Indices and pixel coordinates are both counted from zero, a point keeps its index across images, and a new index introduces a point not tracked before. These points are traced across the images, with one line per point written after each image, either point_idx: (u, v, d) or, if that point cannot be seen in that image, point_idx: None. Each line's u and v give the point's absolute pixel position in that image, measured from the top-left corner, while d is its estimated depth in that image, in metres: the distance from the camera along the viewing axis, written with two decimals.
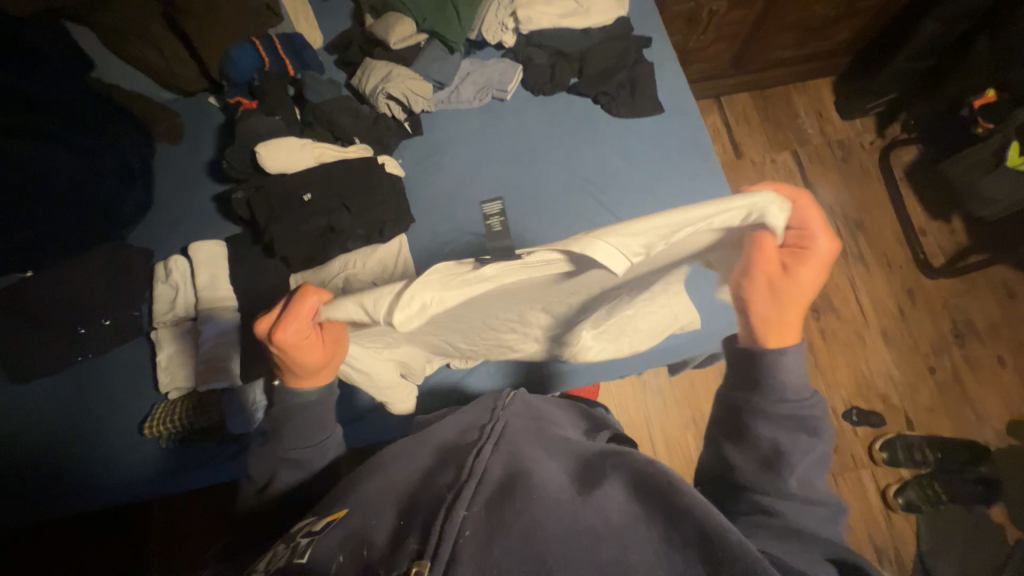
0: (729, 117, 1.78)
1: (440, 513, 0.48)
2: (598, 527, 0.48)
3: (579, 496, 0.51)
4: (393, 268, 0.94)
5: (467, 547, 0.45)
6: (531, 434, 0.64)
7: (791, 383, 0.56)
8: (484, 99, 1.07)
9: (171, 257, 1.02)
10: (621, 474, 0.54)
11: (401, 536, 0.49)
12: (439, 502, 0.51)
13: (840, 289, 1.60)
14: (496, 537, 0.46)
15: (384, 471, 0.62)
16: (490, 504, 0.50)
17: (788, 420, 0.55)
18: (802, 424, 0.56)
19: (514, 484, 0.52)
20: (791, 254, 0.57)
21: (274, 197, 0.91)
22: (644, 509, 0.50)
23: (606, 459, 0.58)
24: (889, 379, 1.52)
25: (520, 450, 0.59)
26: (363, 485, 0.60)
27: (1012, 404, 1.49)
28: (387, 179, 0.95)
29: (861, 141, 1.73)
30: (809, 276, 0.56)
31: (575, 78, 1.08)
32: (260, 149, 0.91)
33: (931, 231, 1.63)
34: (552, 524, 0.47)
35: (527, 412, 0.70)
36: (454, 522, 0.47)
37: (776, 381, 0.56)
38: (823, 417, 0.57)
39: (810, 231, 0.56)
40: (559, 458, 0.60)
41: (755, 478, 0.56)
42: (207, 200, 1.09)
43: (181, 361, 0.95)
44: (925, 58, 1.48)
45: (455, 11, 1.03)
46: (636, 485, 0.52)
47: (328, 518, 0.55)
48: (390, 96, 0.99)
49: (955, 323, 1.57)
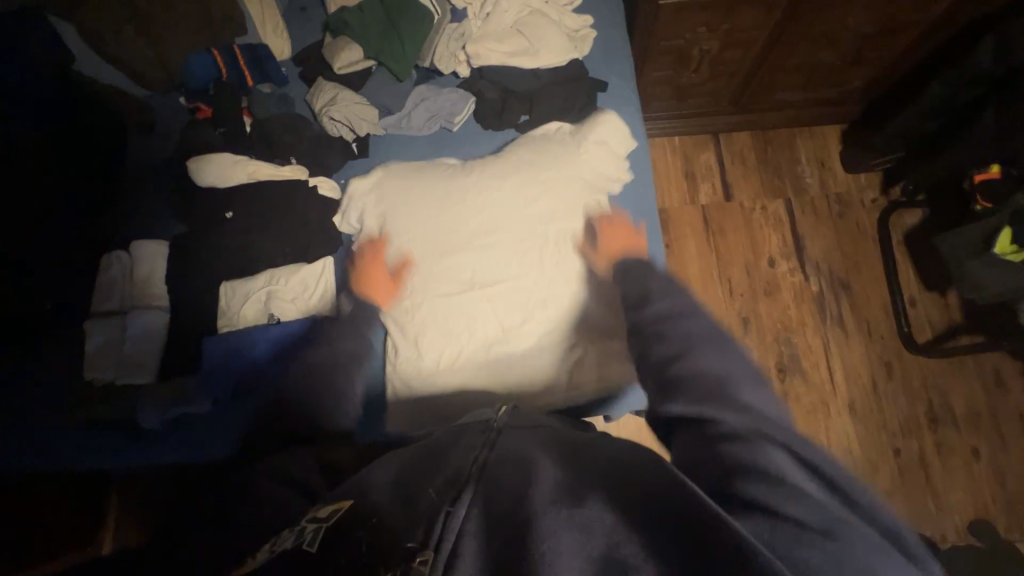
0: (725, 156, 1.69)
1: (439, 516, 0.52)
2: (595, 524, 0.49)
3: (569, 500, 0.51)
4: (316, 286, 1.01)
5: (468, 544, 0.50)
6: (533, 434, 0.65)
7: (714, 370, 0.63)
8: (432, 128, 1.08)
9: (115, 250, 1.07)
10: (606, 475, 0.55)
11: (402, 536, 0.51)
12: (443, 500, 0.54)
13: (812, 352, 1.52)
14: (498, 533, 0.50)
15: (390, 460, 0.64)
16: (487, 497, 0.54)
17: (762, 418, 0.58)
18: (737, 401, 0.59)
19: (509, 482, 0.55)
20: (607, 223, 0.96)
21: (204, 209, 1.04)
22: (635, 505, 0.50)
23: (593, 457, 0.59)
24: (848, 455, 1.43)
25: (515, 448, 0.62)
26: (372, 470, 0.62)
27: (979, 499, 1.38)
28: (314, 199, 1.03)
29: (862, 197, 1.62)
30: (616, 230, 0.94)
31: (526, 116, 1.10)
32: (193, 163, 1.02)
33: (923, 301, 1.52)
34: (551, 521, 0.49)
35: (519, 417, 0.71)
36: (456, 520, 0.51)
37: (704, 380, 0.63)
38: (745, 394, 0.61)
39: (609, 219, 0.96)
40: (547, 448, 0.62)
41: (722, 451, 0.54)
42: (157, 195, 1.12)
43: (106, 352, 0.99)
44: (935, 120, 1.36)
45: (400, 42, 1.06)
46: (626, 482, 0.53)
47: (335, 504, 0.58)
48: (334, 119, 1.06)
49: (931, 406, 1.46)
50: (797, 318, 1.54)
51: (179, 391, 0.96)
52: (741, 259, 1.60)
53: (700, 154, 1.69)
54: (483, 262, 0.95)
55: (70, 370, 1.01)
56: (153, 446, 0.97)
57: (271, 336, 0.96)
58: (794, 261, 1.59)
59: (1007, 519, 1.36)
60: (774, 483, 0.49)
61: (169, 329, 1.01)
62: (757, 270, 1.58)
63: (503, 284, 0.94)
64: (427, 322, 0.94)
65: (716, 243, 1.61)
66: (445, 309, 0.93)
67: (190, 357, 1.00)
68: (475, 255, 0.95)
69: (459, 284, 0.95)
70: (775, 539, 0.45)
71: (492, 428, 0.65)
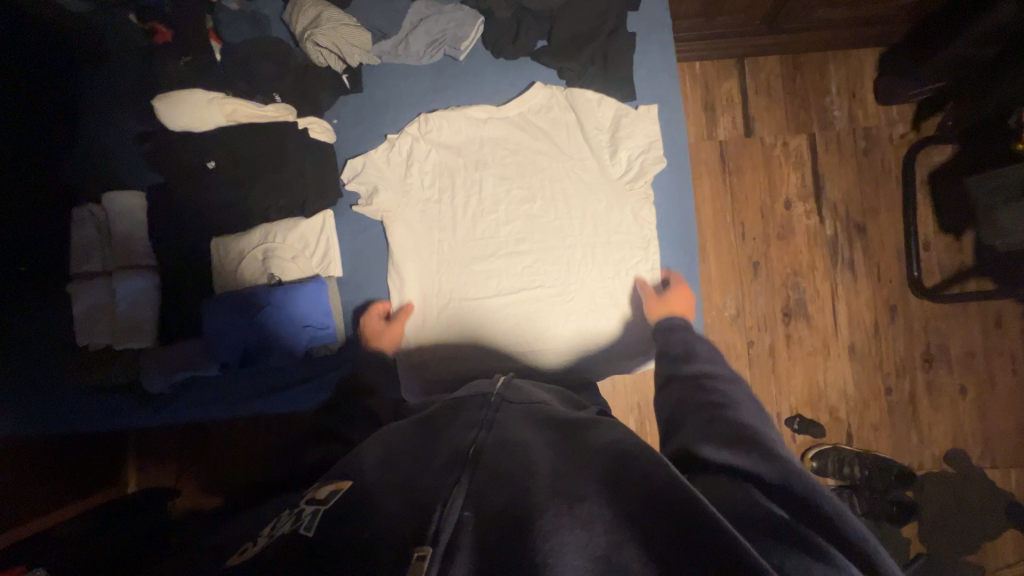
0: (749, 84, 1.53)
1: (436, 503, 0.47)
2: (596, 520, 0.46)
3: (570, 495, 0.48)
4: (317, 244, 0.94)
5: (465, 540, 0.45)
6: (531, 417, 0.61)
7: (743, 416, 0.60)
8: (435, 56, 0.97)
9: (85, 204, 0.95)
10: (604, 461, 0.52)
11: (398, 523, 0.46)
12: (439, 486, 0.50)
13: (819, 297, 1.51)
14: (494, 525, 0.45)
15: (385, 440, 0.61)
16: (483, 489, 0.49)
17: (789, 471, 0.50)
18: (750, 440, 0.55)
19: (508, 472, 0.51)
20: (671, 280, 0.94)
21: (178, 158, 0.92)
22: (633, 495, 0.47)
23: (589, 441, 0.56)
24: (843, 394, 1.48)
25: (514, 432, 0.58)
26: (362, 454, 0.59)
27: (959, 432, 1.47)
28: (305, 144, 0.93)
29: (891, 132, 1.52)
30: (681, 292, 0.91)
31: (544, 41, 0.99)
32: (158, 104, 0.89)
33: (937, 244, 1.50)
34: (551, 518, 0.45)
35: (516, 393, 0.68)
36: (454, 509, 0.46)
37: (732, 419, 0.59)
38: (761, 434, 0.56)
39: (674, 277, 0.94)
40: (541, 432, 0.58)
41: (722, 484, 0.52)
42: (123, 137, 0.98)
43: (99, 315, 0.92)
44: (988, 46, 1.21)
45: None
46: (625, 467, 0.50)
47: (334, 485, 0.54)
48: (320, 45, 0.91)
49: (928, 347, 1.49)
50: (809, 263, 1.51)
51: (186, 354, 0.92)
52: (757, 200, 1.52)
53: (723, 82, 1.53)
54: (522, 259, 0.95)
55: (59, 331, 0.96)
56: (168, 407, 0.96)
57: (274, 300, 0.89)
58: (813, 201, 1.52)
59: (981, 449, 1.46)
60: (799, 535, 0.44)
61: (161, 288, 0.94)
62: (773, 212, 1.52)
63: (529, 283, 0.95)
64: (449, 309, 0.95)
65: (732, 183, 1.52)
66: (466, 300, 0.95)
67: (188, 319, 0.95)
68: (504, 264, 0.95)
69: (483, 276, 0.95)
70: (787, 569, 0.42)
71: (490, 404, 0.62)
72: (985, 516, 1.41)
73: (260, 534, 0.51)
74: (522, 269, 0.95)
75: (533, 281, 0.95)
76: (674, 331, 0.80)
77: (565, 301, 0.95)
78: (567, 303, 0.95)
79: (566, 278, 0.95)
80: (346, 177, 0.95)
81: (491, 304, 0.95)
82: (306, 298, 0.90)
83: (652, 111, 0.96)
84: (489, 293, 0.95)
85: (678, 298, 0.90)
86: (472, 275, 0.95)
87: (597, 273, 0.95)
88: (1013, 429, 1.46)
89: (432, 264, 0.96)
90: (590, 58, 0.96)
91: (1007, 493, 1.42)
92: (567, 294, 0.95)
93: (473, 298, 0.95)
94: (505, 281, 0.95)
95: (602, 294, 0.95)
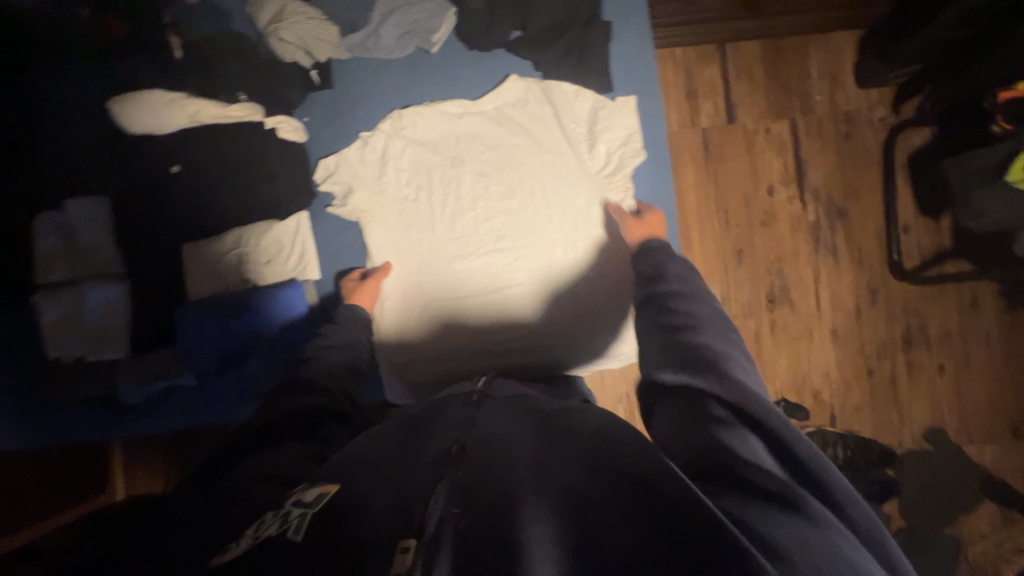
0: (731, 70, 1.52)
1: (419, 502, 0.47)
2: (580, 504, 0.46)
3: (553, 487, 0.48)
4: (292, 247, 0.91)
5: (447, 534, 0.44)
6: (513, 413, 0.62)
7: (704, 337, 0.66)
8: (407, 49, 0.94)
9: (44, 213, 0.91)
10: (585, 450, 0.52)
11: (381, 528, 0.45)
12: (423, 486, 0.49)
13: (802, 283, 1.52)
14: (476, 515, 0.45)
15: (366, 442, 0.61)
16: (467, 484, 0.49)
17: (742, 390, 0.57)
18: (708, 363, 0.62)
19: (492, 466, 0.51)
20: (645, 206, 0.92)
21: (142, 165, 0.92)
22: (613, 474, 0.48)
23: (571, 429, 0.56)
24: (826, 377, 1.51)
25: (496, 429, 0.58)
26: (347, 458, 0.58)
27: (937, 410, 1.51)
28: (273, 142, 0.92)
29: (871, 116, 1.52)
30: (656, 215, 0.90)
31: (518, 31, 0.95)
32: (116, 107, 0.87)
33: (916, 227, 1.51)
34: (533, 508, 0.45)
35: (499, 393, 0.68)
36: (435, 508, 0.45)
37: (695, 343, 0.65)
38: (718, 355, 0.63)
39: (647, 206, 0.93)
40: (523, 424, 0.59)
41: (684, 410, 0.58)
42: (83, 141, 0.94)
43: (66, 327, 0.89)
44: (965, 28, 1.21)
45: None
46: (606, 453, 0.51)
47: (322, 487, 0.53)
48: (285, 40, 0.89)
49: (908, 329, 1.52)
50: (791, 249, 1.52)
51: (165, 362, 0.90)
52: (739, 188, 1.52)
53: (704, 69, 1.51)
54: (501, 258, 0.94)
55: (28, 346, 0.93)
56: (143, 419, 0.93)
57: (252, 305, 0.87)
58: (795, 187, 1.52)
59: (958, 425, 1.50)
60: (761, 473, 0.48)
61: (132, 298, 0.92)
62: (756, 199, 1.52)
63: (509, 281, 0.94)
64: (429, 310, 0.94)
65: (715, 171, 1.52)
66: (446, 301, 0.94)
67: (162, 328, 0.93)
68: (484, 262, 0.94)
69: (462, 273, 0.94)
70: (747, 509, 0.46)
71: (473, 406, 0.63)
72: (962, 489, 1.46)
73: (241, 536, 0.48)
74: (501, 268, 0.94)
75: (513, 279, 0.95)
76: (651, 250, 0.82)
77: (544, 299, 0.95)
78: (547, 301, 0.95)
79: (546, 275, 0.95)
80: (318, 177, 0.93)
81: (471, 304, 0.94)
82: (284, 301, 0.88)
83: (629, 103, 0.95)
84: (470, 291, 0.94)
85: (654, 222, 0.89)
86: (452, 275, 0.94)
87: (577, 271, 0.95)
88: (988, 404, 1.50)
89: (411, 264, 0.95)
90: (567, 49, 0.94)
91: (982, 467, 1.47)
92: (546, 292, 0.95)
93: (452, 298, 0.94)
94: (484, 279, 0.95)
95: (582, 290, 0.95)
